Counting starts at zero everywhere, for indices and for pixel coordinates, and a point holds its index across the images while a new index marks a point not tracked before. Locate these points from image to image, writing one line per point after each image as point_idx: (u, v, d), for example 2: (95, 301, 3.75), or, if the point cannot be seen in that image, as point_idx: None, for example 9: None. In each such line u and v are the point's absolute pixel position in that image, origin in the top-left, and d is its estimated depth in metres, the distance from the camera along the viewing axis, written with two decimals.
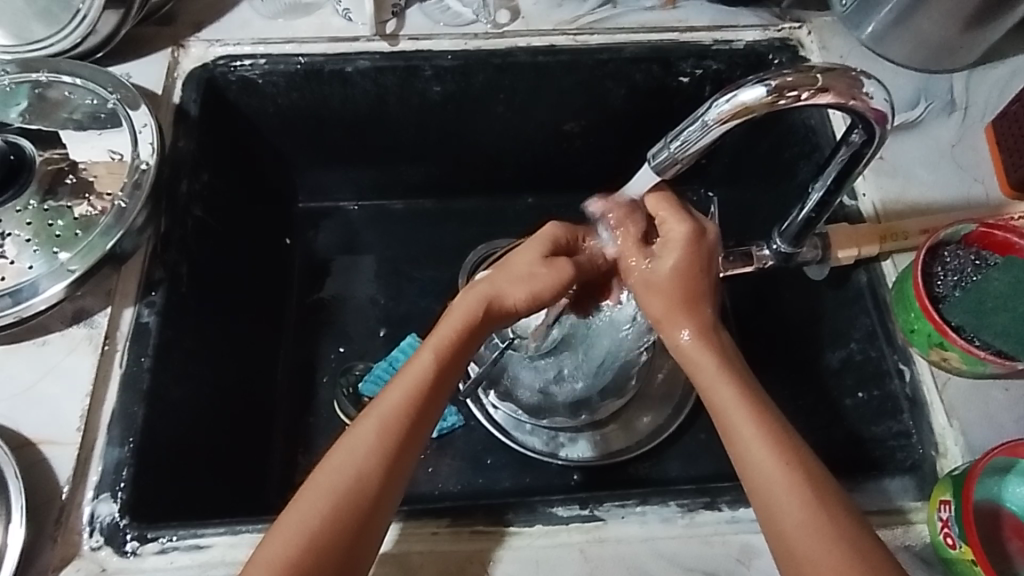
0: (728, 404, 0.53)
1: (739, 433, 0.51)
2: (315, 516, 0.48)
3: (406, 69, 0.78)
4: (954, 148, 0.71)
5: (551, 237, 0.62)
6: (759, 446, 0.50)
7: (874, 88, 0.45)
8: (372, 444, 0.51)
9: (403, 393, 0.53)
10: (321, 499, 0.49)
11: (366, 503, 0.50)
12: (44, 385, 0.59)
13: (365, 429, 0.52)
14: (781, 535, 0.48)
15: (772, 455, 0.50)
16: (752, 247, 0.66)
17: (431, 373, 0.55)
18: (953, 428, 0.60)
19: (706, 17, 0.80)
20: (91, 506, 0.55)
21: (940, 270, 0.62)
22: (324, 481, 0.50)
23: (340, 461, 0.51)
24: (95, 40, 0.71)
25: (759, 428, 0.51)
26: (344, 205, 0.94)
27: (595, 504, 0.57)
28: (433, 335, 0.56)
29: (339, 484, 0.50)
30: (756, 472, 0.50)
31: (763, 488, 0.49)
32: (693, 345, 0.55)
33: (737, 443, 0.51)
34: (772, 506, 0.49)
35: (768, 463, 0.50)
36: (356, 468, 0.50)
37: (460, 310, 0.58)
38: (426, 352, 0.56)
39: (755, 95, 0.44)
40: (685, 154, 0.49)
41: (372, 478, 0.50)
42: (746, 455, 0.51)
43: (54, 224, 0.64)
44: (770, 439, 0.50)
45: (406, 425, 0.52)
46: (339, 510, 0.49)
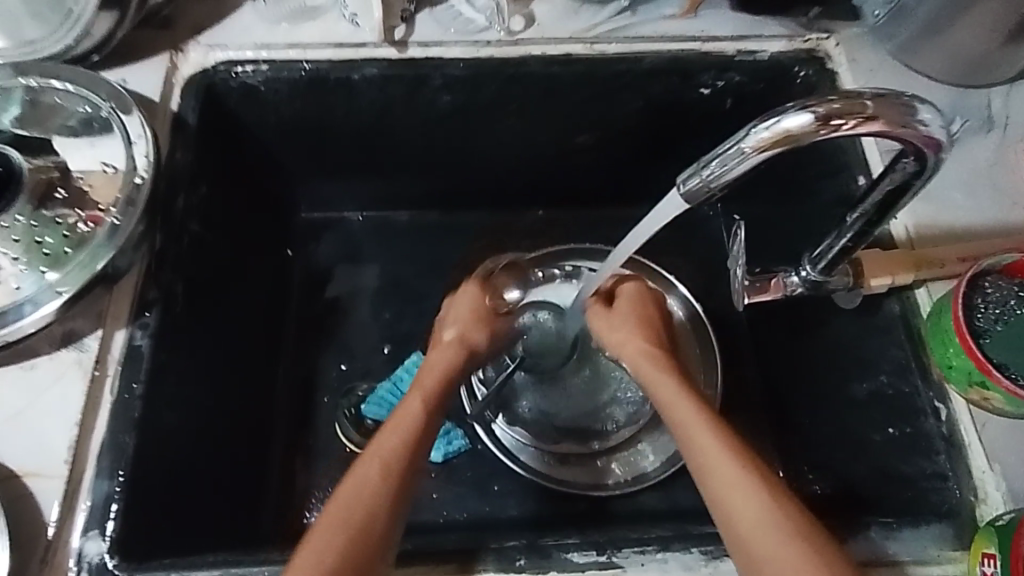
0: (689, 425, 0.55)
1: (705, 455, 0.52)
2: (321, 548, 0.46)
3: (415, 79, 0.74)
4: (991, 169, 0.68)
5: (473, 293, 0.76)
6: (721, 460, 0.51)
7: (929, 115, 0.41)
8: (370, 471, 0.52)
9: (400, 429, 0.56)
10: (329, 535, 0.47)
11: (374, 534, 0.48)
12: (29, 413, 0.56)
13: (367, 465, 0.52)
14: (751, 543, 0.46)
15: (743, 471, 0.50)
16: (780, 273, 0.63)
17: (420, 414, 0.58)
18: (994, 471, 0.56)
19: (729, 26, 0.76)
20: (78, 544, 0.52)
21: (981, 301, 0.58)
22: (329, 515, 0.49)
23: (349, 491, 0.50)
24: (90, 44, 0.68)
25: (726, 446, 0.52)
26: (348, 215, 0.90)
27: (613, 550, 0.54)
28: (420, 386, 0.62)
29: (338, 515, 0.48)
30: (720, 486, 0.49)
31: (727, 503, 0.49)
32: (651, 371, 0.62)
33: (705, 466, 0.52)
34: (738, 520, 0.47)
35: (735, 476, 0.49)
36: (365, 502, 0.49)
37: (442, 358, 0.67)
38: (415, 394, 0.61)
39: (798, 122, 0.41)
40: (719, 183, 0.45)
41: (383, 509, 0.50)
42: (712, 472, 0.51)
43: (43, 241, 0.60)
44: (734, 454, 0.51)
45: (409, 456, 0.54)
46: (352, 549, 0.47)
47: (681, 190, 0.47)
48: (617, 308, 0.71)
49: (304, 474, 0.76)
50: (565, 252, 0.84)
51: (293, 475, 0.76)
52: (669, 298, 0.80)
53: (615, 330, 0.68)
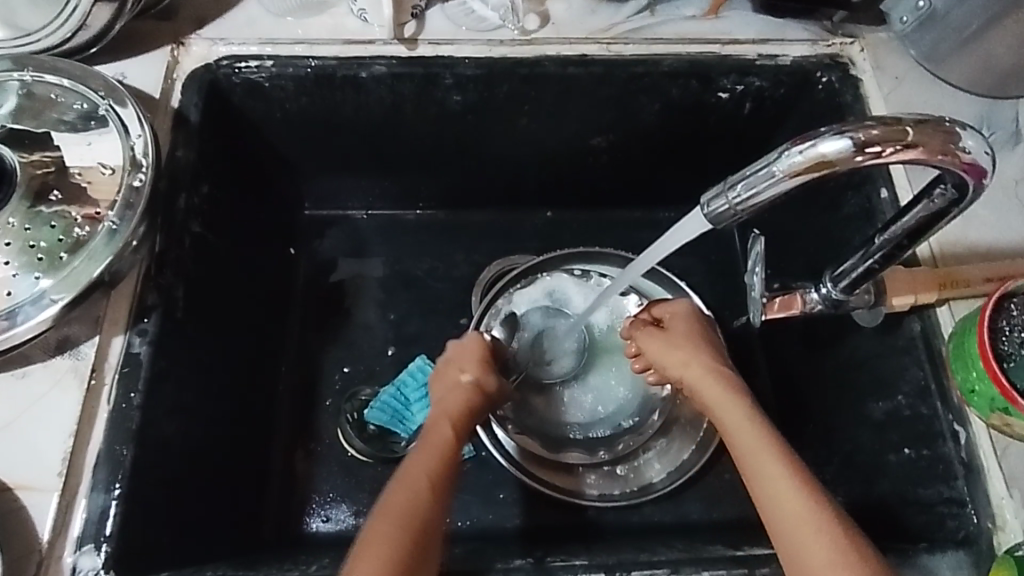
0: (752, 451, 0.51)
1: (768, 483, 0.49)
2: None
3: (425, 77, 0.72)
4: (1019, 184, 0.66)
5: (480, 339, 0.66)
6: (786, 490, 0.48)
7: (972, 142, 0.39)
8: (406, 505, 0.49)
9: (436, 449, 0.54)
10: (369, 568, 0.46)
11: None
12: (23, 423, 0.54)
13: (399, 497, 0.50)
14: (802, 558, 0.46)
15: (812, 508, 0.47)
16: (799, 288, 0.61)
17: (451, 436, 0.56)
18: (1013, 499, 0.55)
19: (751, 29, 0.74)
20: (72, 559, 0.50)
21: (1005, 325, 0.56)
22: (363, 556, 0.46)
23: (393, 507, 0.49)
24: (87, 36, 0.65)
25: (793, 477, 0.49)
26: (353, 213, 0.88)
27: (621, 572, 0.53)
28: (443, 408, 0.59)
29: (373, 553, 0.46)
30: (788, 524, 0.47)
31: (795, 542, 0.46)
32: (697, 375, 0.60)
33: (768, 495, 0.49)
34: (810, 563, 0.45)
35: (804, 515, 0.47)
36: (403, 533, 0.48)
37: (461, 388, 0.61)
38: (441, 421, 0.58)
39: (835, 148, 0.39)
40: (746, 206, 0.43)
41: (417, 547, 0.47)
42: (778, 504, 0.48)
43: (36, 245, 0.58)
44: (801, 484, 0.48)
45: (438, 488, 0.51)
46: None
47: (705, 211, 0.45)
48: (676, 333, 0.64)
49: (305, 480, 0.75)
50: (574, 256, 0.82)
51: (293, 481, 0.75)
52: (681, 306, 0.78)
53: (674, 349, 0.63)
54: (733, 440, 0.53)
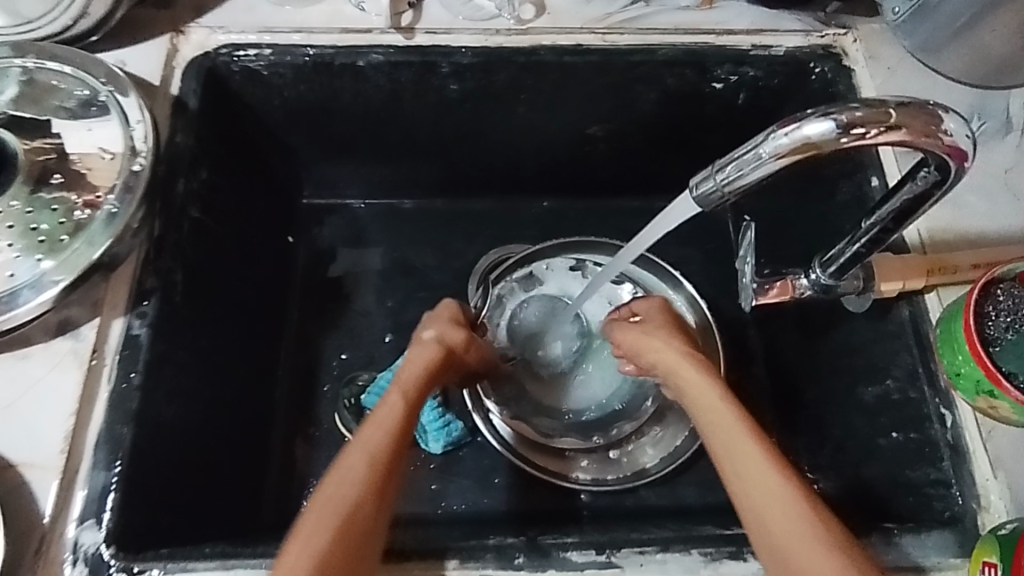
0: (724, 428, 0.53)
1: (739, 458, 0.51)
2: (311, 554, 0.46)
3: (423, 65, 0.73)
4: (1009, 173, 0.66)
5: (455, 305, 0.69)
6: (756, 463, 0.50)
7: (954, 125, 0.40)
8: (350, 475, 0.51)
9: (384, 423, 0.55)
10: (309, 530, 0.48)
11: (352, 542, 0.48)
12: (25, 402, 0.55)
13: (349, 467, 0.51)
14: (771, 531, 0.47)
15: (780, 477, 0.49)
16: (790, 274, 0.62)
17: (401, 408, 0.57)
18: (999, 481, 0.56)
19: (745, 19, 0.75)
20: (74, 534, 0.51)
21: (992, 309, 0.57)
22: (305, 522, 0.48)
23: (336, 484, 0.50)
24: (88, 23, 0.66)
25: (763, 451, 0.50)
26: (352, 201, 0.89)
27: (612, 549, 0.54)
28: (398, 380, 0.60)
29: (315, 518, 0.48)
30: (756, 493, 0.48)
31: (762, 510, 0.48)
32: (671, 358, 0.61)
33: (738, 468, 0.50)
34: (774, 529, 0.47)
35: (769, 484, 0.48)
36: (346, 500, 0.49)
37: (419, 360, 0.62)
38: (393, 393, 0.58)
39: (820, 130, 0.40)
40: (734, 188, 0.44)
41: (358, 513, 0.49)
42: (747, 476, 0.49)
43: (37, 228, 0.59)
44: (771, 457, 0.50)
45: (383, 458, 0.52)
46: (333, 548, 0.47)
47: (694, 193, 0.46)
48: (652, 324, 0.66)
49: (303, 464, 0.76)
50: (570, 245, 0.83)
51: (291, 465, 0.76)
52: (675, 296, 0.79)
53: (649, 337, 0.64)
54: (706, 419, 0.55)
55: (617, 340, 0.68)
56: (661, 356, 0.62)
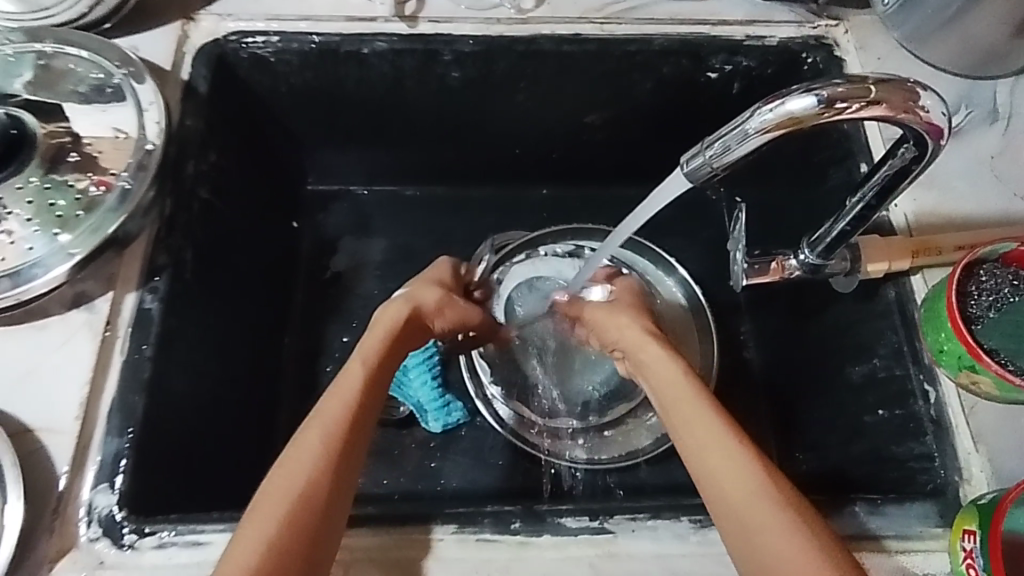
0: (684, 405, 0.54)
1: (699, 433, 0.52)
2: (274, 521, 0.45)
3: (425, 53, 0.75)
4: (994, 159, 0.68)
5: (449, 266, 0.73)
6: (715, 436, 0.51)
7: (931, 102, 0.42)
8: (311, 442, 0.50)
9: (346, 390, 0.54)
10: (272, 497, 0.47)
11: (317, 508, 0.47)
12: (42, 371, 0.57)
13: (310, 435, 0.50)
14: (734, 495, 0.48)
15: (736, 448, 0.50)
16: (779, 255, 0.64)
17: (363, 378, 0.55)
18: (980, 453, 0.58)
19: (739, 10, 0.77)
20: (89, 497, 0.53)
21: (975, 288, 0.59)
22: (267, 492, 0.47)
23: (303, 444, 0.50)
24: (103, 11, 0.68)
25: (723, 425, 0.52)
26: (355, 188, 0.91)
27: (606, 516, 0.56)
28: (360, 352, 0.58)
29: (277, 487, 0.47)
30: (715, 465, 0.49)
31: (719, 481, 0.49)
32: (637, 337, 0.63)
33: (697, 443, 0.52)
34: (732, 497, 0.48)
35: (726, 455, 0.50)
36: (308, 467, 0.48)
37: (382, 326, 0.61)
38: (354, 362, 0.57)
39: (803, 105, 0.42)
40: (723, 163, 0.46)
41: (323, 479, 0.48)
42: (706, 449, 0.51)
43: (54, 204, 0.61)
44: (729, 430, 0.51)
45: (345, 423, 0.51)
46: (297, 513, 0.46)
47: (684, 169, 0.48)
48: (620, 304, 0.69)
49: None
50: (566, 231, 0.86)
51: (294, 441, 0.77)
52: (670, 280, 0.81)
53: (615, 315, 0.67)
54: (668, 397, 0.56)
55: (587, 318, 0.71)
56: (629, 334, 0.64)
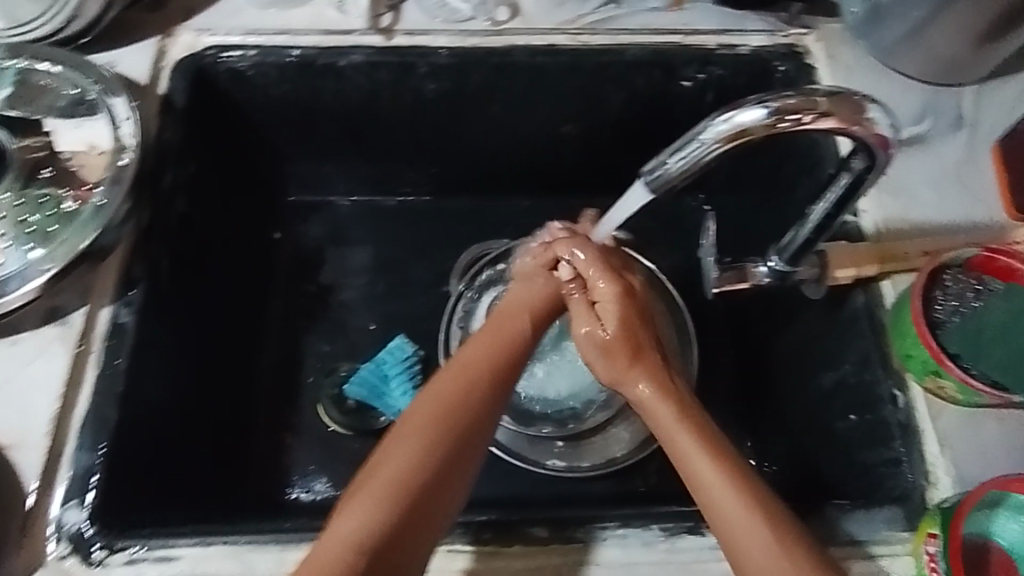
0: (687, 446, 0.50)
1: (707, 480, 0.48)
2: (431, 441, 0.50)
3: (401, 66, 0.76)
4: (960, 167, 0.69)
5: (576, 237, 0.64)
6: (724, 488, 0.48)
7: (878, 114, 0.44)
8: (466, 380, 0.53)
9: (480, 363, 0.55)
10: (418, 419, 0.51)
11: (461, 446, 0.51)
12: (15, 387, 0.58)
13: (472, 367, 0.54)
14: (739, 546, 0.46)
15: (744, 502, 0.47)
16: (749, 262, 0.65)
17: (525, 326, 0.58)
18: (945, 458, 0.58)
19: (712, 21, 0.78)
20: (59, 513, 0.54)
21: (940, 294, 0.60)
22: (413, 416, 0.51)
23: (417, 414, 0.51)
24: (80, 26, 0.69)
25: (731, 474, 0.48)
26: (335, 199, 0.92)
27: (574, 526, 0.56)
28: (527, 296, 0.61)
29: (429, 414, 0.51)
30: (728, 520, 0.47)
31: (734, 535, 0.46)
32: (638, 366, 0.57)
33: (709, 498, 0.48)
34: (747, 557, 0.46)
35: (740, 512, 0.47)
36: (461, 397, 0.52)
37: (540, 295, 0.61)
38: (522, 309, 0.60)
39: (755, 117, 0.44)
40: (682, 173, 0.47)
41: (475, 412, 0.52)
42: (718, 503, 0.47)
43: (27, 220, 0.61)
44: (738, 479, 0.48)
45: (500, 368, 0.55)
46: (444, 440, 0.50)
47: (644, 181, 0.49)
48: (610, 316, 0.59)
49: (285, 451, 0.78)
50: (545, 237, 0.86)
51: (274, 451, 0.78)
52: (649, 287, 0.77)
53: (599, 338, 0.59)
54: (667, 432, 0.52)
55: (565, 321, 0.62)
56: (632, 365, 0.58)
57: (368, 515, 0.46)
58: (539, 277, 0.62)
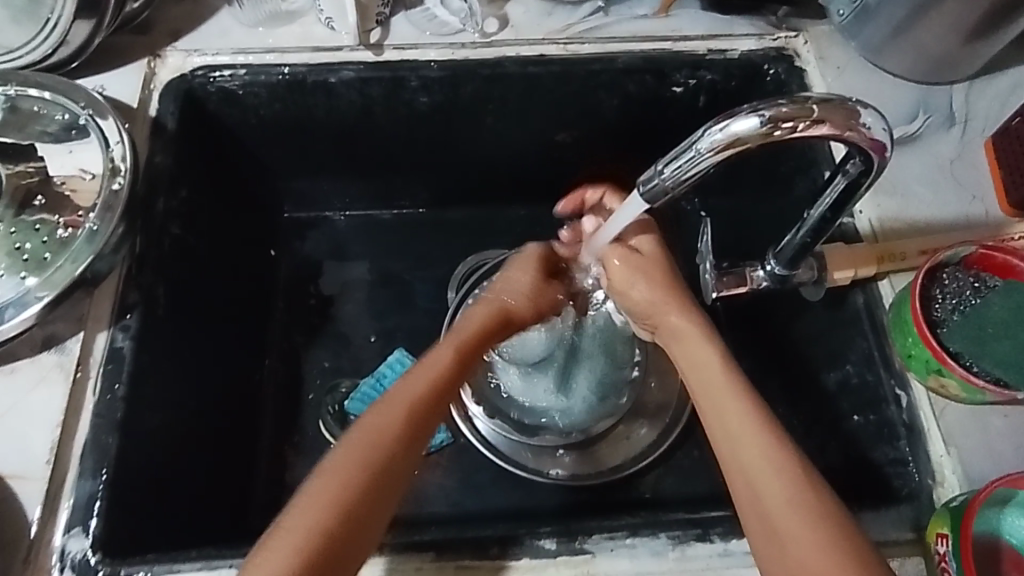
0: (717, 395, 0.52)
1: (746, 450, 0.48)
2: (353, 478, 0.49)
3: (392, 80, 0.75)
4: (954, 163, 0.70)
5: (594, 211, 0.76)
6: (753, 443, 0.48)
7: (872, 119, 0.45)
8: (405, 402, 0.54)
9: (423, 380, 0.56)
10: (366, 436, 0.51)
11: (387, 474, 0.50)
12: (13, 417, 0.57)
13: (397, 400, 0.54)
14: (777, 522, 0.45)
15: (762, 443, 0.48)
16: (747, 266, 0.65)
17: (451, 359, 0.58)
18: (951, 456, 0.58)
19: (700, 26, 0.78)
20: (61, 542, 0.53)
21: (938, 292, 0.60)
22: (354, 437, 0.51)
23: (366, 430, 0.51)
24: (68, 52, 0.68)
25: (755, 421, 0.49)
26: (332, 214, 0.91)
27: (583, 537, 0.56)
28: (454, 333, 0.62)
29: (357, 450, 0.50)
30: (747, 464, 0.48)
31: (753, 478, 0.47)
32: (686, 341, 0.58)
33: (752, 474, 0.47)
34: (765, 497, 0.46)
35: (759, 452, 0.48)
36: (387, 434, 0.51)
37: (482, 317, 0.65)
38: (446, 344, 0.60)
39: (750, 126, 0.43)
40: (676, 182, 0.47)
41: (400, 449, 0.51)
42: (738, 444, 0.49)
43: (23, 248, 0.62)
44: (761, 424, 0.49)
45: (427, 408, 0.54)
46: (365, 481, 0.49)
47: (641, 190, 0.49)
48: (653, 261, 0.65)
49: (290, 470, 0.78)
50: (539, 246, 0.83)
51: (278, 471, 0.78)
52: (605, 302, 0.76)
53: (652, 276, 0.64)
54: (699, 383, 0.54)
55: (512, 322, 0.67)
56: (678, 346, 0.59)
57: (282, 563, 0.44)
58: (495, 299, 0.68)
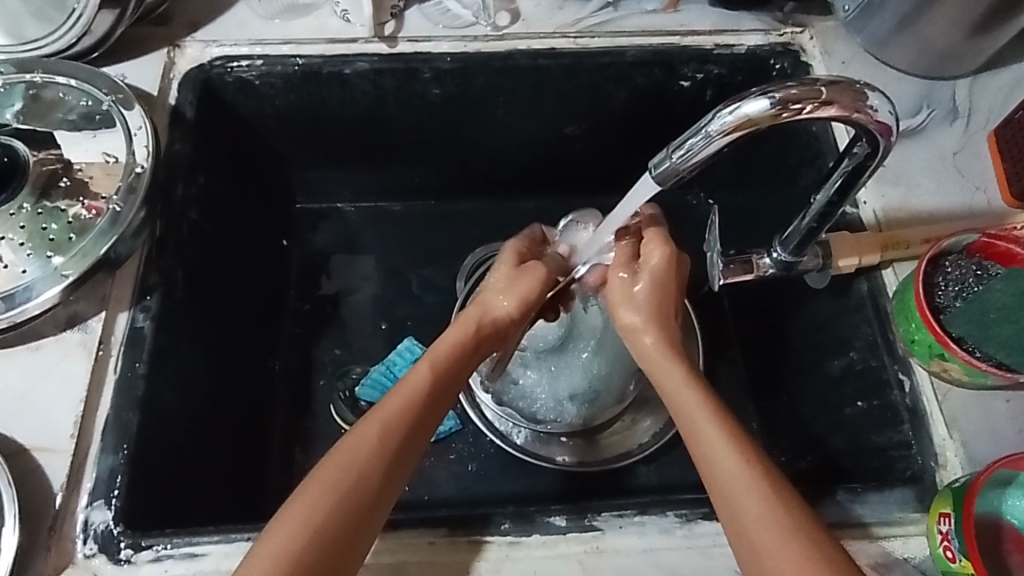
0: (695, 416, 0.53)
1: (724, 473, 0.50)
2: (326, 506, 0.48)
3: (405, 72, 0.77)
4: (956, 156, 0.71)
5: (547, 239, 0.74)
6: (734, 469, 0.49)
7: (878, 101, 0.46)
8: (380, 422, 0.52)
9: (403, 397, 0.54)
10: (344, 460, 0.50)
11: (367, 495, 0.50)
12: (39, 392, 0.59)
13: (368, 425, 0.52)
14: (758, 544, 0.46)
15: (739, 463, 0.50)
16: (753, 254, 0.66)
17: (430, 379, 0.56)
18: (954, 439, 0.60)
19: (708, 21, 0.79)
20: (85, 514, 0.54)
21: (941, 279, 0.62)
22: (329, 463, 0.50)
23: (343, 454, 0.51)
24: (91, 41, 0.70)
25: (732, 446, 0.50)
26: (342, 206, 0.93)
27: (593, 514, 0.57)
28: (433, 348, 0.59)
29: (331, 476, 0.50)
30: (726, 484, 0.49)
31: (729, 492, 0.49)
32: (667, 361, 0.58)
33: (731, 498, 0.49)
34: (742, 512, 0.48)
35: (740, 478, 0.49)
36: (359, 466, 0.50)
37: (460, 328, 0.61)
38: (423, 360, 0.57)
39: (759, 107, 0.45)
40: (687, 164, 0.49)
41: (376, 478, 0.51)
42: (716, 466, 0.50)
43: (47, 228, 0.63)
44: (733, 441, 0.51)
45: (405, 430, 0.53)
46: (342, 511, 0.49)
47: (652, 173, 0.50)
48: (653, 276, 0.63)
49: (301, 453, 0.79)
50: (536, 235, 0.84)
51: (289, 453, 0.79)
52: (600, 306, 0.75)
53: (656, 285, 0.62)
54: (679, 407, 0.54)
55: (493, 332, 0.63)
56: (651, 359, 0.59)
57: None
58: (476, 310, 0.63)
